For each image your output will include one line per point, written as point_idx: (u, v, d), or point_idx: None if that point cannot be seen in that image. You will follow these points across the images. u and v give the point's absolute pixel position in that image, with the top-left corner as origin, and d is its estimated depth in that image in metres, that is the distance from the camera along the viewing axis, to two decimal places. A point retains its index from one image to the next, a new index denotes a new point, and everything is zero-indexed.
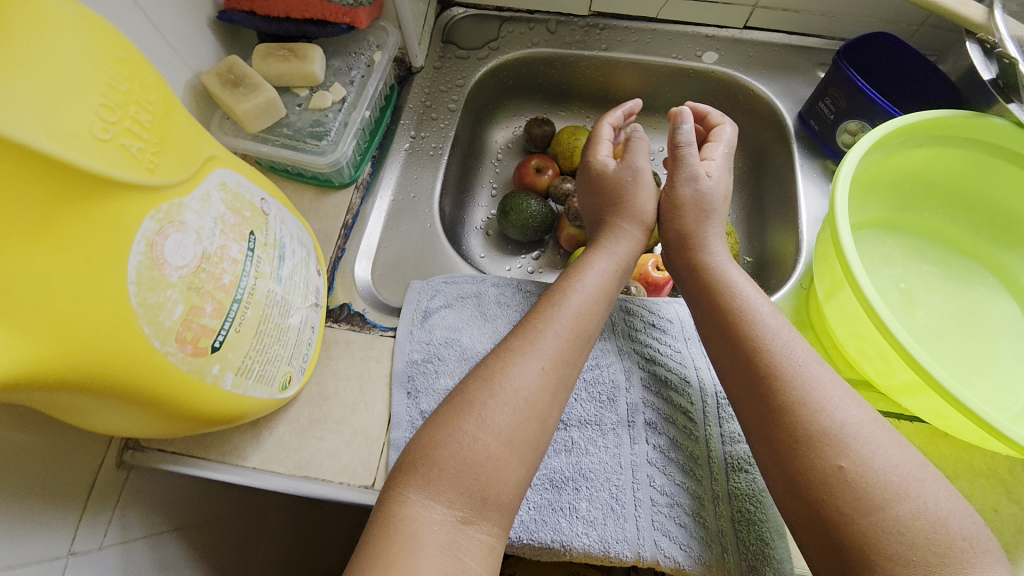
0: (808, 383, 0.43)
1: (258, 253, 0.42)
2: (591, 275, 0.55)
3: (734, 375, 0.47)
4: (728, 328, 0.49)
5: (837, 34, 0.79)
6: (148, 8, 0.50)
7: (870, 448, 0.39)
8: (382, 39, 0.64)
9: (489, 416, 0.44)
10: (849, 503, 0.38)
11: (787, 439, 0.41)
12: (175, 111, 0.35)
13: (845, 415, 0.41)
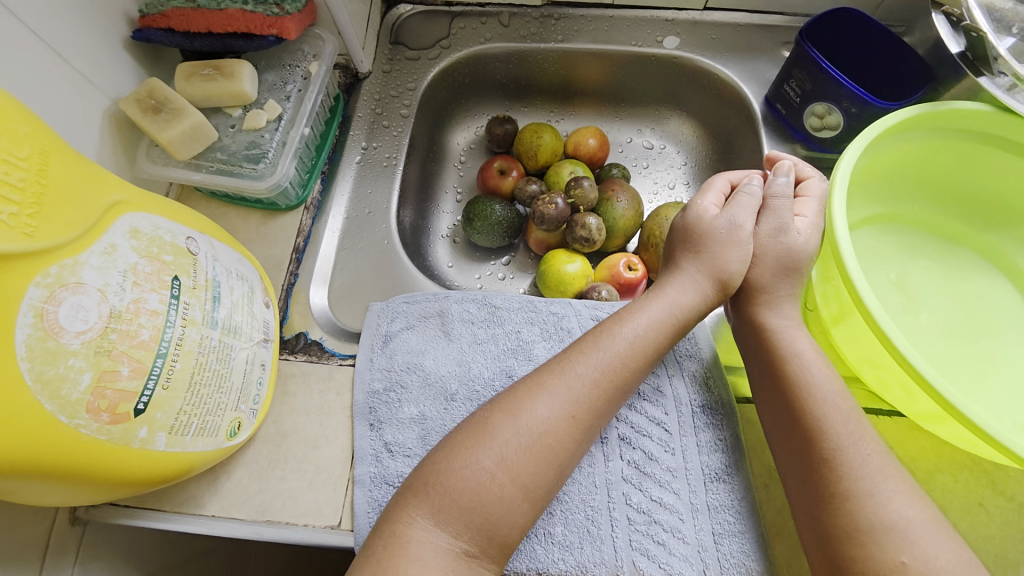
0: (868, 474, 0.42)
1: (186, 301, 0.39)
2: (653, 332, 0.49)
3: (795, 457, 0.45)
4: (789, 409, 0.46)
5: (800, 10, 0.76)
6: (47, 34, 0.45)
7: (926, 546, 0.40)
8: (317, 47, 0.60)
9: (504, 451, 0.43)
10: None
11: (847, 531, 0.41)
12: (58, 160, 0.32)
13: (904, 510, 0.41)
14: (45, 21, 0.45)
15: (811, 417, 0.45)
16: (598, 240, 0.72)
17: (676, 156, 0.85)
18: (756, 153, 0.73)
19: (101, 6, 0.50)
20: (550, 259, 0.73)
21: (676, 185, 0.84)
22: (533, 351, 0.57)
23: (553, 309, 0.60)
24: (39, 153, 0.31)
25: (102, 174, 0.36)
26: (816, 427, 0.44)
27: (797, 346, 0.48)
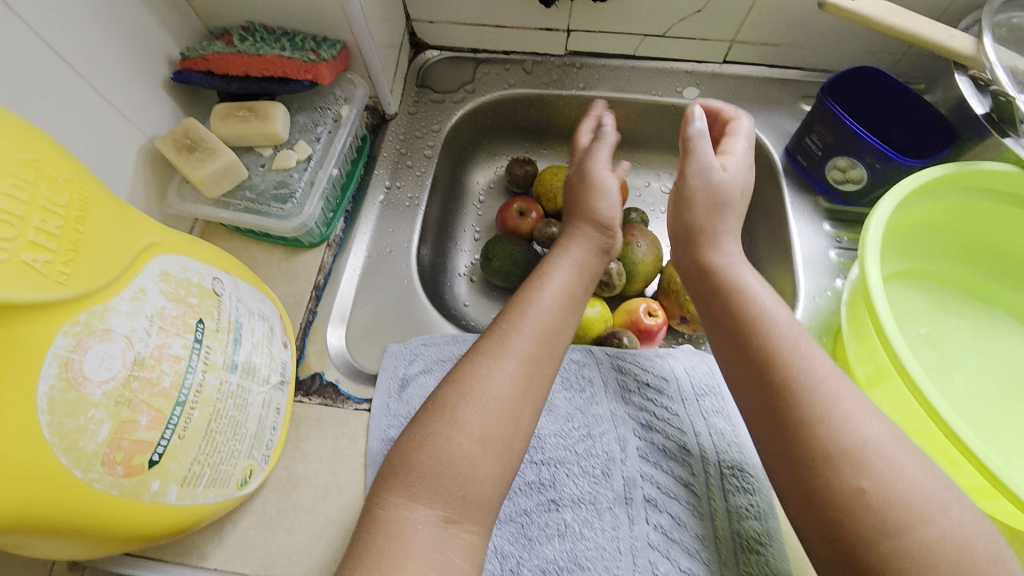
0: (822, 392, 0.40)
1: (208, 344, 0.38)
2: (555, 286, 0.50)
3: (749, 385, 0.43)
4: (737, 343, 0.45)
5: (818, 66, 0.78)
6: (92, 75, 0.46)
7: (890, 466, 0.37)
8: (349, 91, 0.61)
9: (462, 416, 0.41)
10: (878, 527, 0.35)
11: (805, 473, 0.38)
12: (95, 205, 0.32)
13: (866, 433, 0.38)
14: (90, 63, 0.46)
15: (757, 345, 0.43)
16: (618, 284, 0.72)
17: None
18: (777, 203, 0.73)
19: (144, 49, 0.52)
20: None
21: None
22: (555, 402, 0.56)
23: (574, 357, 0.60)
24: (80, 198, 0.31)
25: (137, 217, 0.36)
26: (764, 349, 0.43)
27: (744, 282, 0.48)
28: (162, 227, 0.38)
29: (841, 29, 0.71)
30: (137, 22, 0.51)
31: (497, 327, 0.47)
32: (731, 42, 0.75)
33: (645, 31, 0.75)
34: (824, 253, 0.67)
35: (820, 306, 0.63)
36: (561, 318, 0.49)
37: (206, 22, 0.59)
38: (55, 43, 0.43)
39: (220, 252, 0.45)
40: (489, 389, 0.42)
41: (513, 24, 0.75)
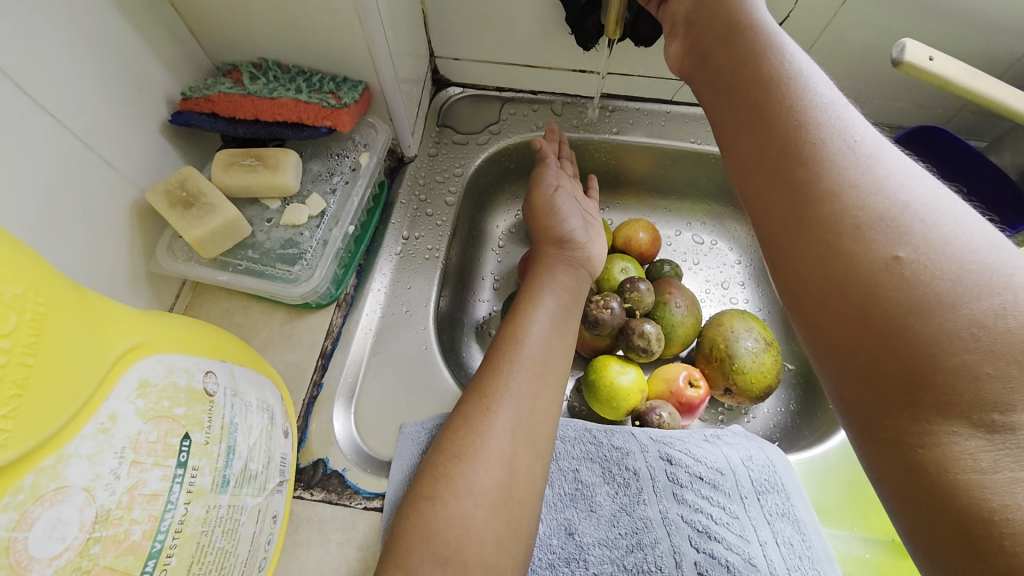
0: (852, 162, 0.29)
1: (195, 465, 0.31)
2: (540, 313, 0.55)
3: (750, 162, 0.33)
4: (743, 109, 0.34)
5: (867, 119, 0.73)
6: (76, 124, 0.40)
7: (947, 228, 0.26)
8: (370, 137, 0.56)
9: (466, 493, 0.43)
10: (915, 307, 0.25)
11: (835, 264, 0.28)
12: (56, 316, 0.25)
13: (905, 194, 0.27)
14: (71, 106, 0.39)
15: (760, 94, 0.33)
16: (657, 349, 0.65)
17: (729, 253, 0.80)
18: None
19: (138, 88, 0.45)
20: (602, 369, 0.64)
21: (730, 285, 0.79)
22: (596, 499, 0.50)
23: (615, 443, 0.53)
24: (37, 313, 0.24)
25: (108, 317, 0.29)
26: (772, 113, 0.32)
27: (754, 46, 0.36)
28: (140, 318, 0.31)
29: (898, 83, 0.67)
30: (132, 58, 0.44)
31: (489, 361, 0.51)
32: None
33: None
34: None
35: None
36: (552, 354, 0.52)
37: (212, 56, 0.53)
38: (34, 90, 0.36)
39: (205, 330, 0.38)
40: (498, 448, 0.45)
41: (545, 65, 0.70)
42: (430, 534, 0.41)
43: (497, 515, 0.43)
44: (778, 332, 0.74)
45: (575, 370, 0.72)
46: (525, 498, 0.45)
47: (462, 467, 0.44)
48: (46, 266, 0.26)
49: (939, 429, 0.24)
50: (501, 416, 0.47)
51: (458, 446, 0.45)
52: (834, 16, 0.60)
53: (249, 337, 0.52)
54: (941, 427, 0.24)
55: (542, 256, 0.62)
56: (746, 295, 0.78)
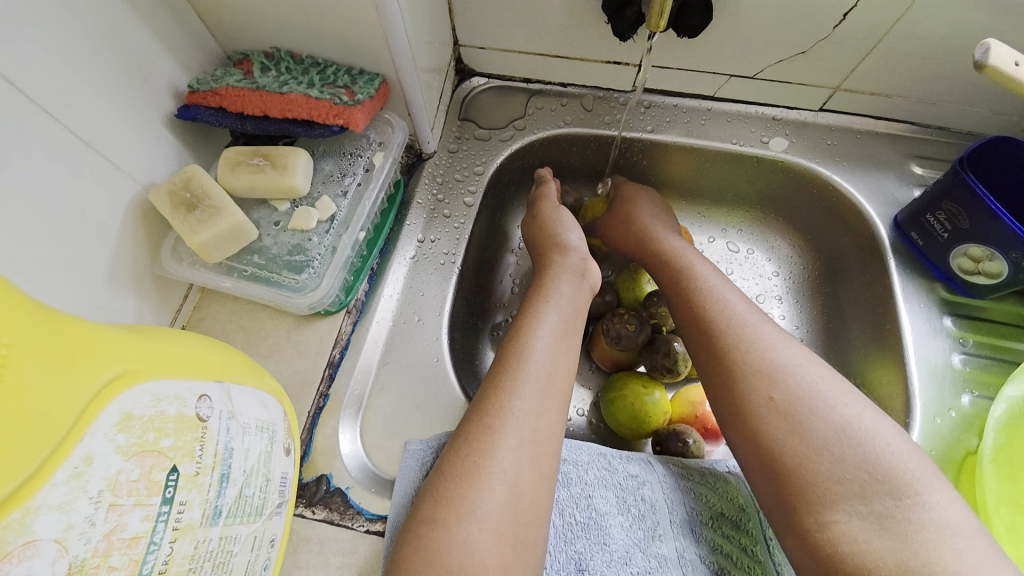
0: (747, 327, 0.46)
1: (182, 500, 0.29)
2: (543, 329, 0.50)
3: (681, 317, 0.50)
4: (668, 275, 0.54)
5: (934, 121, 0.66)
6: (74, 122, 0.37)
7: (807, 378, 0.41)
8: (385, 135, 0.52)
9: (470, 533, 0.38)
10: (791, 425, 0.39)
11: (731, 395, 0.43)
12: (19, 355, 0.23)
13: (781, 353, 0.43)
14: (67, 100, 0.37)
15: (678, 275, 0.53)
16: (683, 370, 0.61)
17: (766, 264, 0.74)
18: (879, 283, 0.63)
19: (142, 80, 0.43)
20: (624, 389, 0.60)
21: (766, 299, 0.73)
22: (609, 532, 0.47)
23: (631, 471, 0.50)
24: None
25: (83, 345, 0.27)
26: (691, 289, 0.51)
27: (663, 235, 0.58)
28: (122, 342, 0.29)
29: (976, 84, 0.59)
30: (135, 48, 0.42)
31: (492, 377, 0.47)
32: (834, 89, 0.64)
33: (732, 71, 0.64)
34: (945, 357, 0.58)
35: (940, 429, 0.55)
36: (557, 370, 0.48)
37: (223, 45, 0.50)
38: (27, 87, 0.34)
39: (199, 345, 0.36)
40: (505, 467, 0.41)
41: (577, 55, 0.65)
42: (432, 559, 0.37)
43: (503, 537, 0.39)
44: (817, 355, 0.68)
45: (594, 384, 0.69)
46: (531, 523, 0.41)
47: (467, 487, 0.40)
48: (7, 293, 0.24)
49: (829, 523, 0.36)
50: (505, 445, 0.42)
51: (464, 465, 0.41)
52: (909, 7, 0.53)
53: (256, 344, 0.51)
54: (829, 519, 0.36)
55: (548, 264, 0.58)
56: (784, 311, 0.72)
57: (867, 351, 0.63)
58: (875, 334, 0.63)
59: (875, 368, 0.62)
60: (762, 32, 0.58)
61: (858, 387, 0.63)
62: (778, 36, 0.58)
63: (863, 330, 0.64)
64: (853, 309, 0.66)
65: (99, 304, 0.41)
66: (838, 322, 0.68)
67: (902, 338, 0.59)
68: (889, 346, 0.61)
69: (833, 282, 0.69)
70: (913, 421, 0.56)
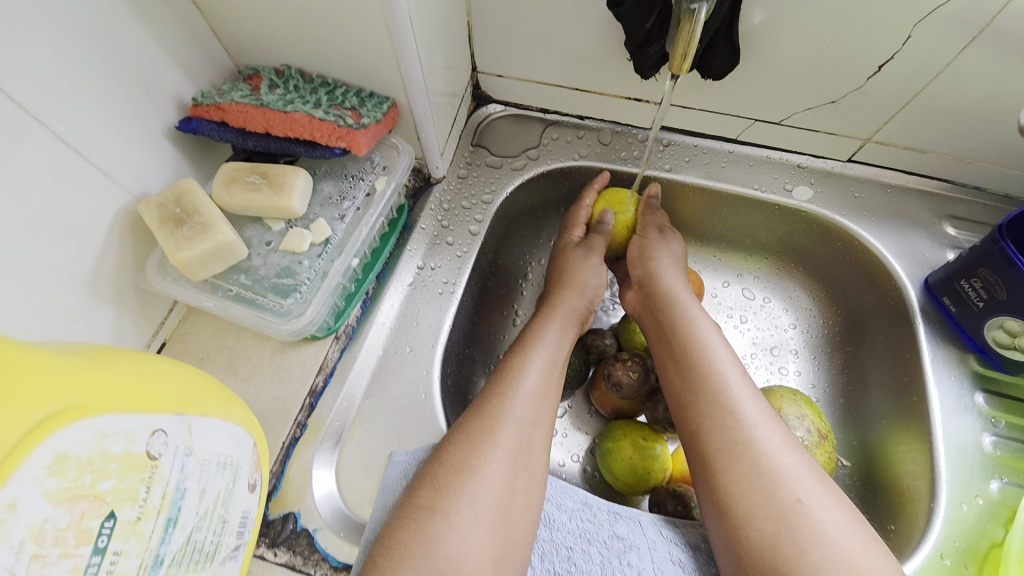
0: (753, 427, 0.44)
1: (117, 549, 0.27)
2: (529, 375, 0.47)
3: (683, 400, 0.48)
4: (671, 348, 0.51)
5: (969, 180, 0.62)
6: (68, 130, 0.37)
7: (817, 487, 0.41)
8: (390, 159, 0.51)
9: (450, 547, 0.37)
10: (817, 535, 0.39)
11: (753, 491, 0.41)
12: None
13: (786, 460, 0.42)
14: (60, 108, 0.36)
15: (684, 350, 0.50)
16: None
17: (782, 315, 0.71)
18: (905, 349, 0.59)
19: (143, 90, 0.42)
20: (622, 439, 0.56)
21: (781, 352, 0.69)
22: None
23: (618, 531, 0.46)
24: None
25: (20, 375, 0.25)
26: (700, 371, 0.48)
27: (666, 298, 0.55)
28: (68, 371, 0.27)
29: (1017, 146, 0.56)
30: (138, 58, 0.41)
31: (491, 384, 0.47)
32: (864, 141, 0.61)
33: (756, 115, 0.62)
34: (974, 437, 0.53)
35: (965, 517, 0.50)
36: (550, 390, 0.48)
37: (235, 59, 0.49)
38: (21, 94, 0.33)
39: (163, 373, 0.34)
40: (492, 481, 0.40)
41: (596, 89, 0.63)
42: (430, 545, 0.37)
43: (495, 532, 0.39)
44: (833, 419, 0.65)
45: (590, 429, 0.65)
46: (521, 523, 0.41)
47: (466, 479, 0.40)
48: None
49: None
50: (491, 465, 0.41)
51: (463, 459, 0.41)
52: (949, 62, 0.50)
53: (238, 365, 0.49)
54: None
55: (553, 309, 0.55)
56: (800, 368, 0.68)
57: (889, 422, 0.59)
58: (899, 403, 0.59)
59: (897, 442, 0.58)
60: (789, 78, 0.56)
61: (879, 460, 0.59)
62: (806, 82, 0.56)
63: (886, 397, 0.60)
64: (875, 377, 0.62)
65: (75, 317, 0.39)
66: (859, 386, 0.64)
67: (928, 410, 0.55)
68: (914, 417, 0.56)
69: (854, 341, 0.65)
70: (937, 505, 0.51)
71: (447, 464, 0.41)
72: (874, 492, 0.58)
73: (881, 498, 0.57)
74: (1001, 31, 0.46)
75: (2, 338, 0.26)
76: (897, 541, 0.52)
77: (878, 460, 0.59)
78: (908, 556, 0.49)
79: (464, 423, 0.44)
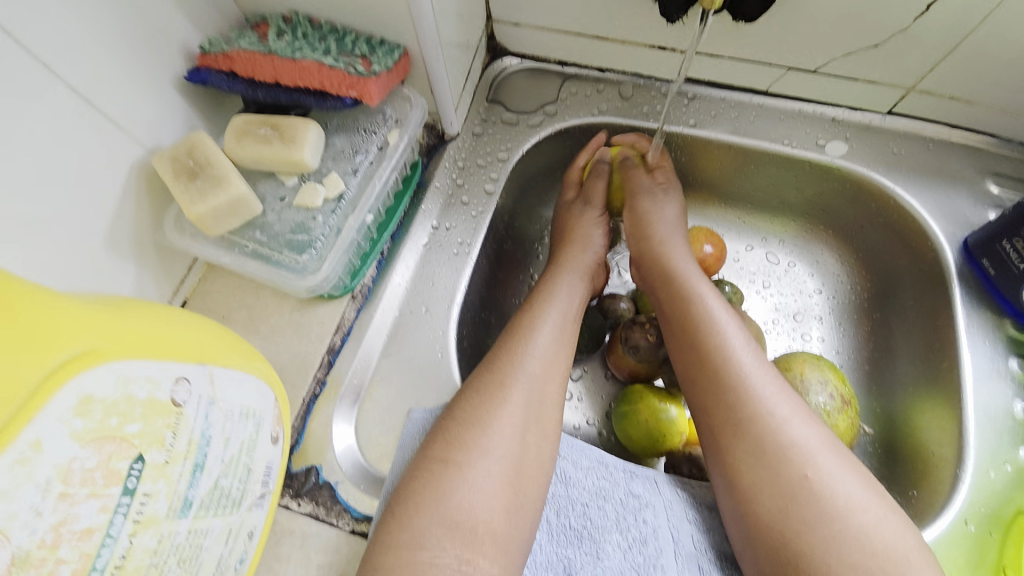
0: (764, 401, 0.43)
1: (146, 491, 0.27)
2: (543, 337, 0.47)
3: (690, 372, 0.47)
4: (678, 319, 0.50)
5: (1019, 134, 0.58)
6: (76, 78, 0.36)
7: (829, 461, 0.40)
8: (403, 112, 0.50)
9: (465, 496, 0.38)
10: (826, 511, 0.38)
11: (758, 466, 0.41)
12: None
13: (797, 435, 0.41)
14: (68, 55, 0.35)
15: (691, 321, 0.49)
16: None
17: (808, 279, 0.68)
18: (937, 312, 0.57)
19: (150, 38, 0.41)
20: (637, 403, 0.55)
21: (804, 318, 0.67)
22: (602, 547, 0.43)
23: (634, 490, 0.46)
24: None
25: (41, 319, 0.25)
26: (709, 342, 0.47)
27: (675, 264, 0.53)
28: (90, 318, 0.28)
29: None
30: (144, 3, 0.39)
31: (503, 340, 0.47)
32: (907, 91, 0.57)
33: (791, 63, 0.57)
34: (1008, 404, 0.51)
35: (993, 485, 0.49)
36: (562, 347, 0.47)
37: (242, 6, 0.47)
38: (26, 38, 0.32)
39: (184, 324, 0.34)
40: (507, 444, 0.40)
41: (619, 38, 0.59)
42: (443, 495, 0.38)
43: (507, 482, 0.39)
44: (856, 385, 0.63)
45: (607, 393, 0.65)
46: (534, 474, 0.41)
47: (479, 432, 0.40)
48: None
49: None
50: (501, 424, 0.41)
51: (475, 412, 0.41)
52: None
53: (257, 323, 0.49)
54: None
55: (563, 266, 0.54)
56: (824, 333, 0.66)
57: (914, 388, 0.58)
58: (928, 369, 0.57)
59: (922, 410, 0.56)
60: (829, 20, 0.52)
61: (904, 427, 0.58)
62: (847, 24, 0.52)
63: (914, 363, 0.59)
64: (902, 342, 0.60)
65: (96, 270, 0.39)
66: (885, 351, 0.62)
67: (959, 376, 0.53)
68: (944, 384, 0.55)
69: (883, 307, 0.63)
70: (962, 471, 0.50)
71: (446, 433, 0.41)
72: (897, 460, 0.57)
73: (904, 464, 0.56)
74: None
75: (24, 283, 0.26)
76: (918, 506, 0.52)
77: (900, 427, 0.58)
78: (929, 522, 0.49)
79: (465, 391, 0.44)
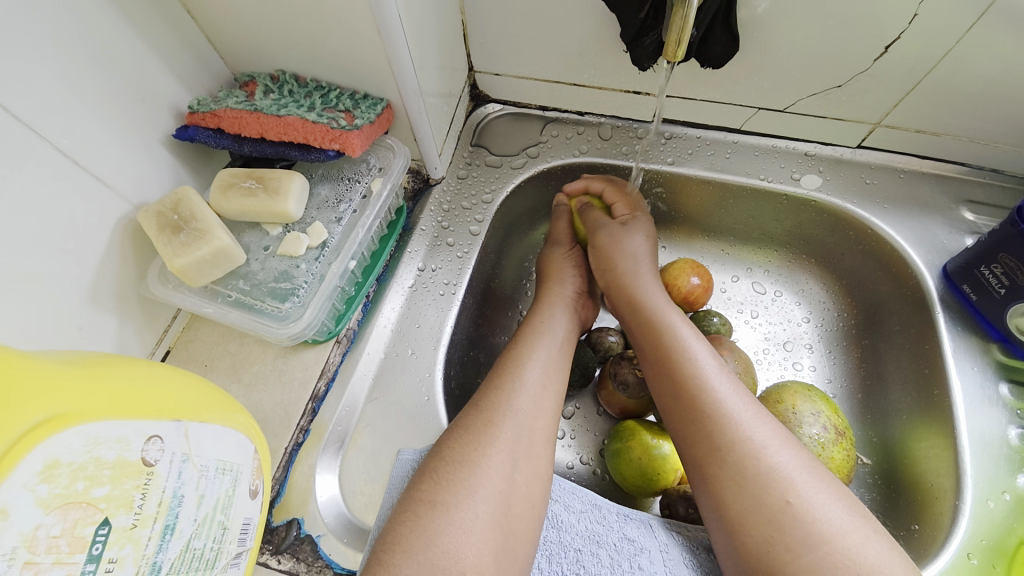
0: (740, 426, 0.42)
1: (112, 557, 0.27)
2: (531, 371, 0.46)
3: (667, 399, 0.46)
4: (653, 345, 0.49)
5: (986, 163, 0.60)
6: (67, 142, 0.37)
7: (812, 486, 0.39)
8: (387, 160, 0.51)
9: (453, 539, 0.36)
10: (810, 537, 0.37)
11: (741, 493, 0.40)
12: None
13: (777, 459, 0.40)
14: (58, 120, 0.36)
15: (665, 348, 0.48)
16: None
17: (795, 309, 0.69)
18: (925, 339, 0.57)
19: (142, 101, 0.43)
20: (630, 439, 0.54)
21: (794, 346, 0.67)
22: None
23: (628, 534, 0.44)
24: None
25: (13, 381, 0.25)
26: (680, 369, 0.46)
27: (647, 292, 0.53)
28: (62, 379, 0.27)
29: None
30: (137, 69, 0.42)
31: (488, 380, 0.47)
32: (874, 125, 0.59)
33: (759, 103, 0.60)
34: (1001, 430, 0.51)
35: (993, 515, 0.48)
36: (552, 379, 0.47)
37: (232, 67, 0.50)
38: (22, 109, 0.34)
39: (160, 379, 0.33)
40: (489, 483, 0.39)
41: (594, 84, 0.62)
42: (429, 539, 0.36)
43: (496, 523, 0.38)
44: (851, 415, 0.62)
45: (599, 430, 0.64)
46: (527, 516, 0.40)
47: (467, 470, 0.40)
48: None
49: None
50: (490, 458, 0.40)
51: (461, 451, 0.41)
52: (960, 39, 0.48)
53: (241, 371, 0.49)
54: None
55: (548, 301, 0.55)
56: (815, 362, 0.66)
57: (910, 417, 0.57)
58: (920, 397, 0.56)
59: (919, 438, 0.55)
60: (792, 64, 0.54)
61: (902, 458, 0.56)
62: (810, 67, 0.54)
63: (906, 391, 0.58)
64: (893, 370, 0.60)
65: (77, 326, 0.39)
66: (877, 379, 0.61)
67: (951, 404, 0.53)
68: (937, 412, 0.54)
69: (871, 334, 0.63)
70: (962, 503, 0.49)
71: (428, 466, 0.40)
72: (896, 491, 0.55)
73: (904, 497, 0.54)
74: (1012, 5, 0.44)
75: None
76: (920, 541, 0.50)
77: (899, 457, 0.57)
78: (932, 556, 0.47)
79: (447, 432, 0.43)
